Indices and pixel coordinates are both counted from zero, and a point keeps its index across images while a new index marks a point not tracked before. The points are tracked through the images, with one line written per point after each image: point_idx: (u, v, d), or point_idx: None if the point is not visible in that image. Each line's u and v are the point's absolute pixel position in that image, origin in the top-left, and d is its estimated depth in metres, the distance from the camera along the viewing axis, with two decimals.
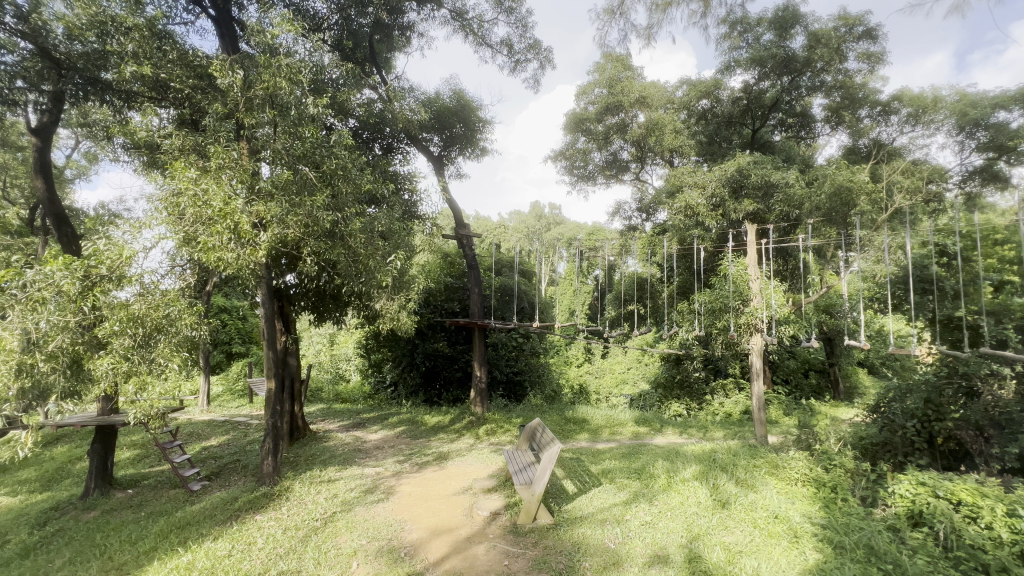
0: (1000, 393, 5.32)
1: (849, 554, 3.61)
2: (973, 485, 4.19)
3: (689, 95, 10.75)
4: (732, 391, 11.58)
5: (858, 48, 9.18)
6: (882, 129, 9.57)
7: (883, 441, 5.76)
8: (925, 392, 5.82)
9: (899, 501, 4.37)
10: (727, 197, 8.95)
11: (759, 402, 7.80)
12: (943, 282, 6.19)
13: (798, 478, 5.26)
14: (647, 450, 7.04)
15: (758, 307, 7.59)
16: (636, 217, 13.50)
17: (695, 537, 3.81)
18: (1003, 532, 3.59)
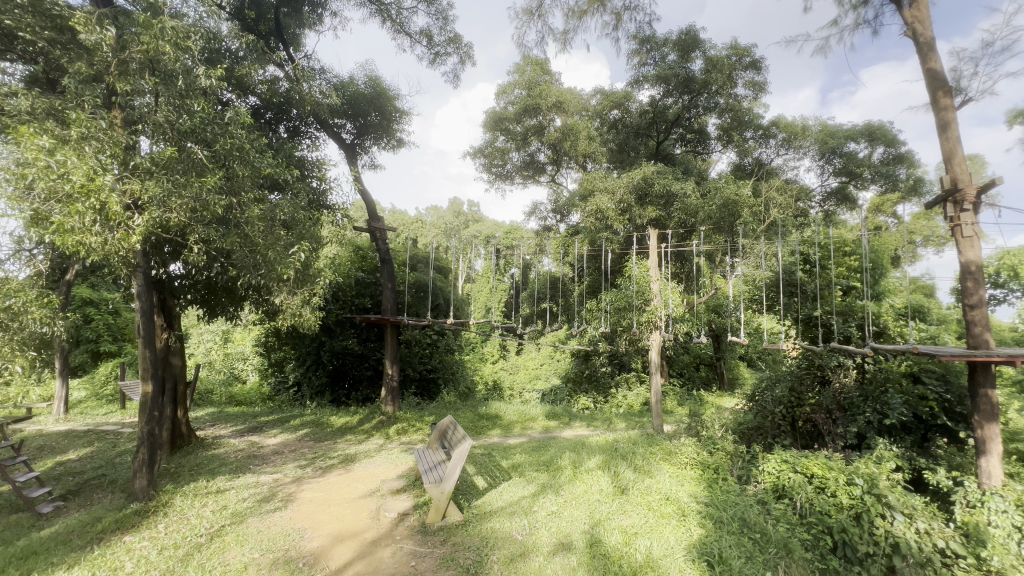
0: (844, 381, 6.29)
1: (726, 527, 4.06)
2: (823, 460, 4.90)
3: (602, 104, 11.28)
4: (634, 384, 12.45)
5: (745, 77, 10.29)
6: (763, 150, 10.95)
7: (757, 426, 6.65)
8: (789, 381, 6.72)
9: (766, 477, 4.98)
10: (634, 203, 9.54)
11: (657, 394, 8.45)
12: (806, 287, 7.16)
13: (687, 462, 5.80)
14: (555, 442, 7.33)
15: (657, 307, 8.20)
16: (551, 218, 13.93)
17: (597, 522, 4.04)
18: (843, 498, 4.24)
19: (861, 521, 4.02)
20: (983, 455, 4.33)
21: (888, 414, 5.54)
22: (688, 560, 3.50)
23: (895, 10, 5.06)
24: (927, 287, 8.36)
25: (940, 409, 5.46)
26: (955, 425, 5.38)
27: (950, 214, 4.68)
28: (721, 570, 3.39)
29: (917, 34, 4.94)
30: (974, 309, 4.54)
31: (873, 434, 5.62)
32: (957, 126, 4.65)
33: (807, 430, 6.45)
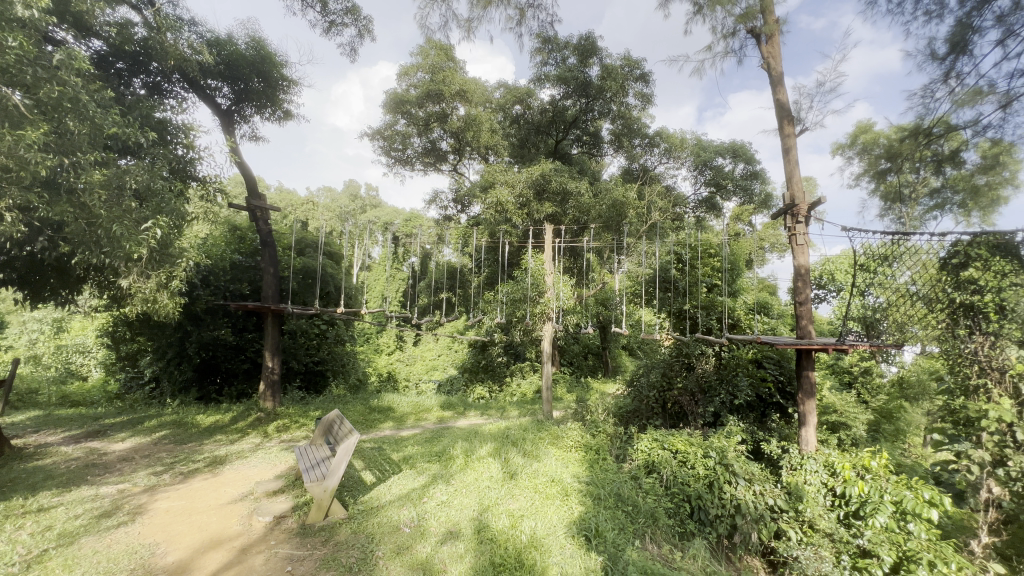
0: (705, 367, 7.13)
1: (604, 503, 4.42)
2: (685, 437, 5.54)
3: (505, 99, 11.46)
4: (527, 372, 12.95)
5: (636, 88, 11.11)
6: (648, 157, 11.93)
7: (634, 409, 7.41)
8: (661, 368, 7.50)
9: (639, 455, 5.49)
10: (532, 198, 9.82)
11: (548, 382, 8.86)
12: (678, 283, 7.99)
13: (572, 445, 6.18)
14: (449, 432, 7.34)
15: (550, 299, 8.57)
16: (452, 207, 13.78)
17: (486, 508, 4.12)
18: (700, 469, 4.84)
19: (713, 488, 4.64)
20: (803, 427, 5.21)
21: (736, 395, 6.49)
22: (568, 537, 3.73)
23: (755, 45, 5.82)
24: (770, 287, 9.84)
25: (775, 389, 6.57)
26: (785, 402, 6.51)
27: (789, 225, 5.53)
28: (597, 542, 3.68)
29: (770, 68, 5.73)
30: (802, 305, 5.44)
31: (726, 412, 6.49)
32: (797, 151, 5.50)
33: (675, 410, 7.21)
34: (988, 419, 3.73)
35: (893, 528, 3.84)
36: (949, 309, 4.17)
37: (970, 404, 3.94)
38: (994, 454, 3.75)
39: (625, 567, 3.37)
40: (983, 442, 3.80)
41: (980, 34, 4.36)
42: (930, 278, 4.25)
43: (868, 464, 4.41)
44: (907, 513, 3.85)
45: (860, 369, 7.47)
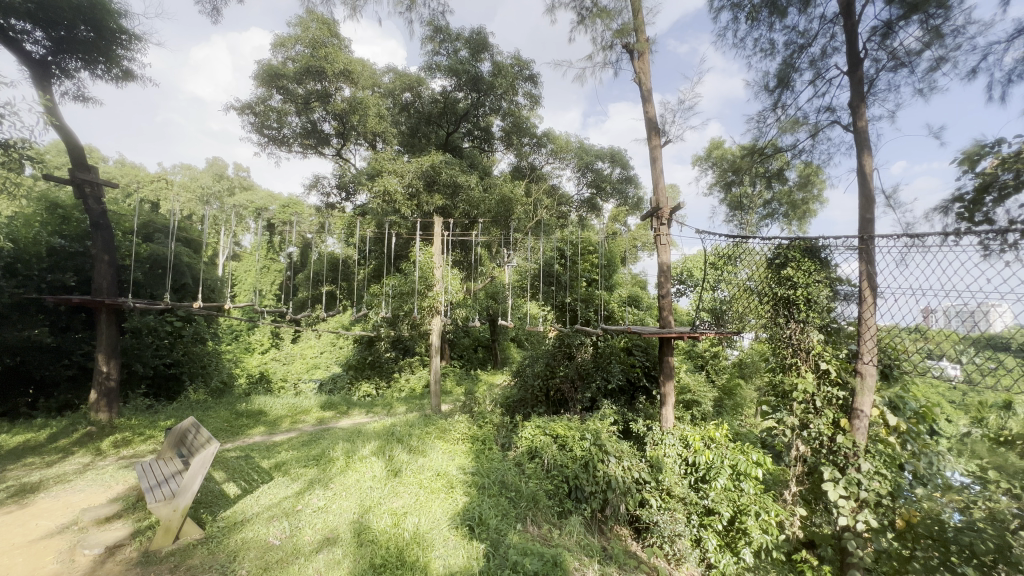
0: (584, 355, 7.67)
1: (488, 491, 4.54)
2: (564, 422, 5.90)
3: (394, 84, 11.10)
4: (416, 367, 12.78)
5: (525, 88, 11.46)
6: (536, 156, 12.38)
7: (520, 399, 7.78)
8: (545, 358, 7.90)
9: (523, 442, 5.71)
10: (422, 189, 9.60)
11: (437, 375, 8.78)
12: (561, 277, 8.49)
13: (459, 437, 6.24)
14: (328, 433, 6.92)
15: (439, 292, 8.47)
16: (335, 194, 12.88)
17: (367, 509, 3.97)
18: (576, 450, 5.19)
19: (588, 467, 5.02)
20: (664, 406, 5.82)
21: (610, 380, 7.10)
22: (452, 528, 3.76)
23: (628, 60, 6.33)
24: (640, 282, 10.89)
25: (642, 373, 7.26)
26: (650, 384, 7.22)
27: (655, 226, 6.15)
28: (480, 530, 3.76)
29: (641, 83, 6.30)
30: (664, 298, 6.11)
31: (601, 396, 7.04)
32: (662, 161, 6.13)
33: (557, 397, 7.66)
34: (798, 391, 4.56)
35: (730, 487, 4.58)
36: (772, 301, 4.92)
37: (786, 380, 4.75)
38: (800, 418, 4.62)
39: (505, 551, 3.49)
40: (794, 409, 4.64)
41: (798, 74, 5.28)
42: (761, 274, 5.00)
43: (712, 434, 5.12)
44: (740, 473, 4.64)
45: (710, 353, 8.63)
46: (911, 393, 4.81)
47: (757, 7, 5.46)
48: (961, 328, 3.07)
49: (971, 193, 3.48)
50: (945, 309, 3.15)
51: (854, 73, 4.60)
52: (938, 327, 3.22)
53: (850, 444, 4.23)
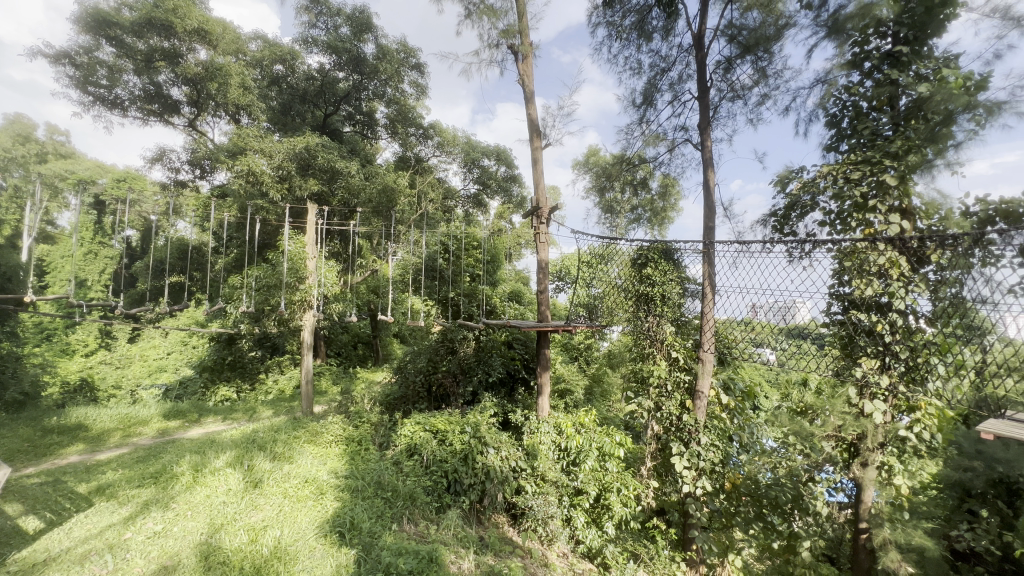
0: (467, 350, 7.69)
1: (361, 495, 4.34)
2: (445, 417, 5.86)
3: (262, 53, 10.00)
4: (286, 367, 11.72)
5: (410, 76, 11.11)
6: (422, 148, 11.72)
7: (401, 395, 7.58)
8: (428, 353, 7.79)
9: (402, 440, 5.54)
10: (294, 172, 8.79)
11: (309, 375, 8.12)
12: (444, 271, 8.44)
13: (332, 440, 5.87)
14: (173, 446, 6.00)
15: (313, 285, 7.80)
16: (185, 171, 11.16)
17: (218, 528, 3.52)
18: (456, 444, 5.20)
19: (467, 460, 5.07)
20: (540, 396, 5.99)
21: (491, 373, 7.24)
22: (319, 538, 3.51)
23: (513, 60, 6.48)
24: (522, 279, 11.27)
25: (521, 365, 7.56)
26: (529, 376, 7.57)
27: (536, 225, 6.41)
28: (351, 536, 3.58)
29: (525, 85, 6.50)
30: (542, 293, 6.41)
31: (482, 390, 7.13)
32: (542, 162, 6.40)
33: (439, 393, 7.57)
34: (654, 376, 5.12)
35: (597, 468, 4.99)
36: (635, 298, 5.42)
37: (645, 367, 5.31)
38: (655, 401, 5.19)
39: (378, 553, 3.37)
40: (651, 394, 5.21)
41: (660, 94, 5.89)
42: (627, 272, 5.48)
43: (582, 420, 5.53)
44: (605, 453, 5.11)
45: (584, 345, 9.36)
46: (739, 375, 5.69)
47: (628, 28, 5.97)
48: (777, 321, 3.71)
49: (782, 209, 4.22)
50: (765, 305, 3.77)
51: (703, 98, 5.27)
52: (760, 319, 3.84)
53: (693, 421, 4.83)
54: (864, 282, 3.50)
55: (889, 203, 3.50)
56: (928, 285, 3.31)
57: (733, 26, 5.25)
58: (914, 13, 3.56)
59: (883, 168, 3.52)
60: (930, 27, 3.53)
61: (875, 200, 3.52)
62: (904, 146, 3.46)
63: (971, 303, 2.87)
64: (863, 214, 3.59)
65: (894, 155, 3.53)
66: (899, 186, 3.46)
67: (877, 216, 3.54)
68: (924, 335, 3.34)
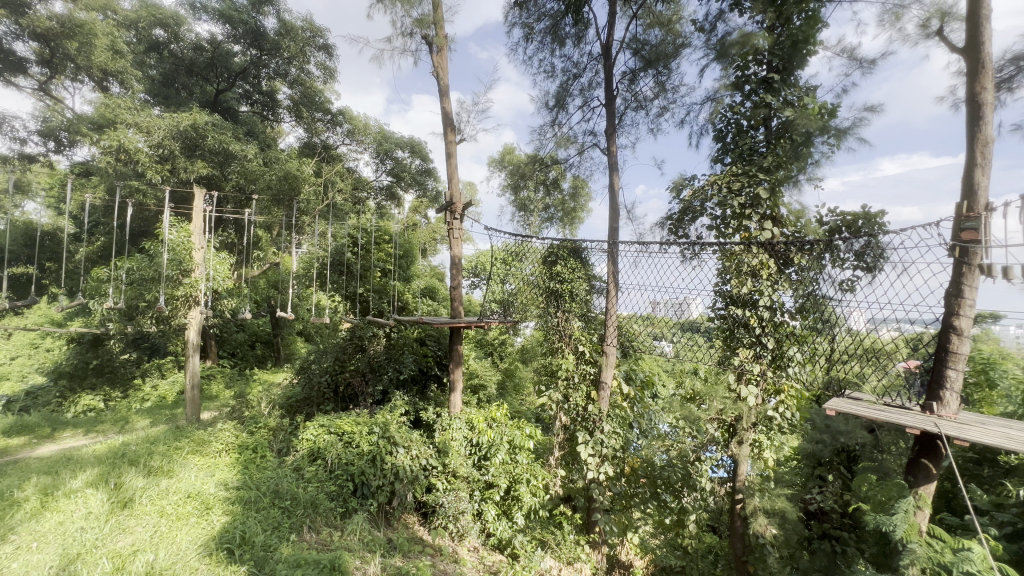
0: (376, 348, 7.41)
1: (255, 506, 4.01)
2: (352, 418, 5.58)
3: (139, 15, 8.79)
4: (168, 371, 10.46)
5: (318, 57, 10.38)
6: (330, 135, 10.81)
7: (305, 397, 7.17)
8: (334, 352, 7.40)
9: (304, 444, 5.19)
10: (179, 152, 7.86)
11: (196, 378, 7.30)
12: (352, 266, 8.05)
13: (221, 449, 5.35)
14: (14, 467, 5.08)
15: (199, 279, 7.00)
16: (36, 143, 9.44)
17: (73, 559, 3.04)
18: (364, 446, 4.98)
19: (375, 461, 4.88)
20: (451, 392, 5.93)
21: (402, 371, 6.94)
22: (202, 558, 3.19)
23: (427, 51, 6.34)
24: (436, 275, 11.08)
25: (433, 362, 7.42)
26: (441, 372, 7.44)
27: (449, 220, 6.35)
28: (241, 552, 3.30)
29: (439, 78, 6.39)
30: (456, 289, 6.35)
31: (392, 388, 6.84)
32: (457, 157, 6.35)
33: (346, 393, 7.21)
34: (562, 369, 5.33)
35: (507, 461, 5.09)
36: (546, 294, 5.57)
37: (555, 361, 5.48)
38: (563, 393, 5.38)
39: (273, 568, 3.14)
40: (560, 386, 5.39)
41: (571, 98, 6.13)
42: (538, 269, 5.61)
43: (494, 415, 5.57)
44: (516, 446, 5.22)
45: (499, 341, 9.49)
46: (640, 366, 6.10)
47: (541, 31, 6.13)
48: (672, 316, 4.07)
49: (676, 213, 4.61)
50: (662, 302, 4.10)
51: (610, 105, 5.57)
52: (659, 314, 4.19)
53: (597, 411, 5.13)
54: (742, 280, 3.92)
55: (762, 212, 3.99)
56: (791, 284, 3.81)
57: (636, 40, 5.61)
58: (783, 46, 4.07)
59: (757, 181, 3.99)
60: (795, 59, 4.05)
61: (750, 209, 3.99)
62: (774, 162, 3.94)
63: (822, 300, 3.39)
64: (742, 220, 4.03)
65: (766, 170, 4.02)
66: (770, 198, 3.95)
67: (752, 223, 4.00)
68: (789, 327, 3.82)
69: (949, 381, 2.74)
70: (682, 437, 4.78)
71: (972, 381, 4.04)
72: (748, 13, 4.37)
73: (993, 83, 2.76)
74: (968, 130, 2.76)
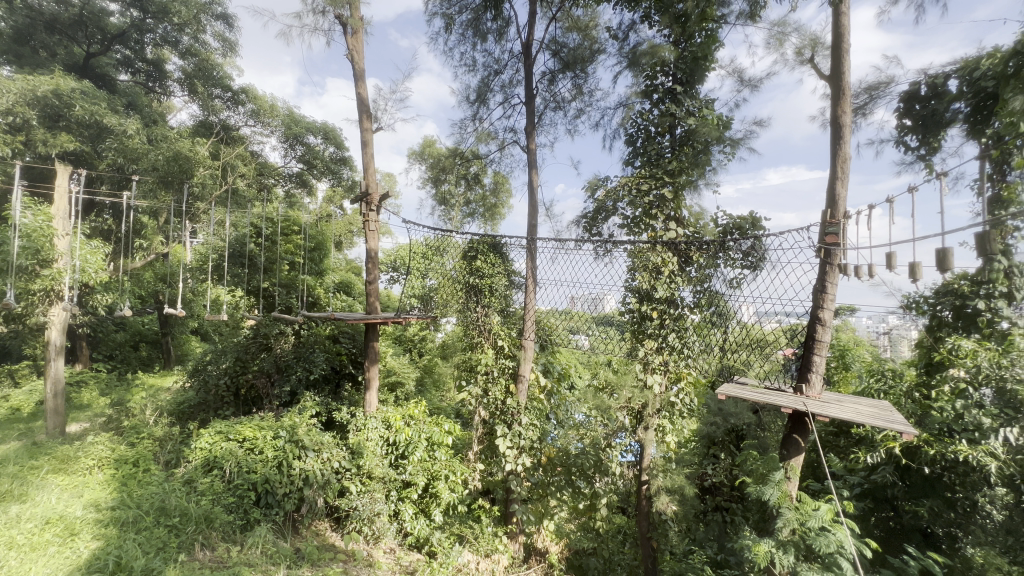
0: (284, 346, 6.89)
1: (134, 528, 3.55)
2: (255, 422, 5.15)
3: None
4: (24, 378, 8.94)
5: (215, 27, 9.38)
6: (230, 115, 9.79)
7: (200, 402, 6.55)
8: (235, 352, 6.78)
9: (197, 454, 4.69)
10: (36, 121, 6.72)
11: (59, 385, 6.30)
12: (255, 257, 7.40)
13: (92, 465, 4.67)
14: None
15: (64, 270, 6.01)
16: None
17: None
18: (268, 452, 4.61)
19: (281, 467, 4.54)
20: (368, 390, 5.58)
21: (312, 370, 6.47)
22: None
23: (341, 32, 5.99)
24: (352, 269, 10.59)
25: (347, 360, 7.01)
26: (356, 371, 7.06)
27: (365, 212, 6.07)
28: None
29: (354, 61, 6.06)
30: (372, 283, 6.09)
31: (302, 389, 6.36)
32: (373, 145, 6.08)
33: (250, 396, 6.70)
34: (482, 364, 5.28)
35: (425, 458, 5.01)
36: (465, 289, 5.46)
37: (474, 357, 5.41)
38: (482, 387, 5.36)
39: None
40: (479, 381, 5.34)
41: (491, 94, 6.14)
42: (460, 263, 5.46)
43: (411, 413, 5.44)
44: (434, 443, 5.15)
45: (419, 337, 9.30)
46: (556, 359, 6.29)
47: (462, 24, 6.06)
48: (588, 309, 4.26)
49: (591, 212, 4.81)
50: (579, 297, 4.27)
51: (530, 103, 5.66)
52: (577, 308, 4.33)
53: (515, 404, 5.22)
54: (649, 277, 4.19)
55: (667, 213, 4.29)
56: (691, 280, 4.16)
57: (556, 42, 5.74)
58: (686, 61, 4.41)
59: (663, 184, 4.30)
60: (695, 74, 4.42)
61: (657, 210, 4.27)
62: (678, 167, 4.30)
63: (718, 294, 3.74)
64: (650, 220, 4.29)
65: (671, 174, 4.34)
66: (674, 199, 4.28)
67: (659, 223, 4.29)
68: (689, 319, 4.17)
69: (815, 365, 3.16)
70: (594, 425, 5.03)
71: (833, 364, 4.69)
72: (656, 26, 4.66)
73: (851, 107, 3.20)
74: (832, 146, 3.18)
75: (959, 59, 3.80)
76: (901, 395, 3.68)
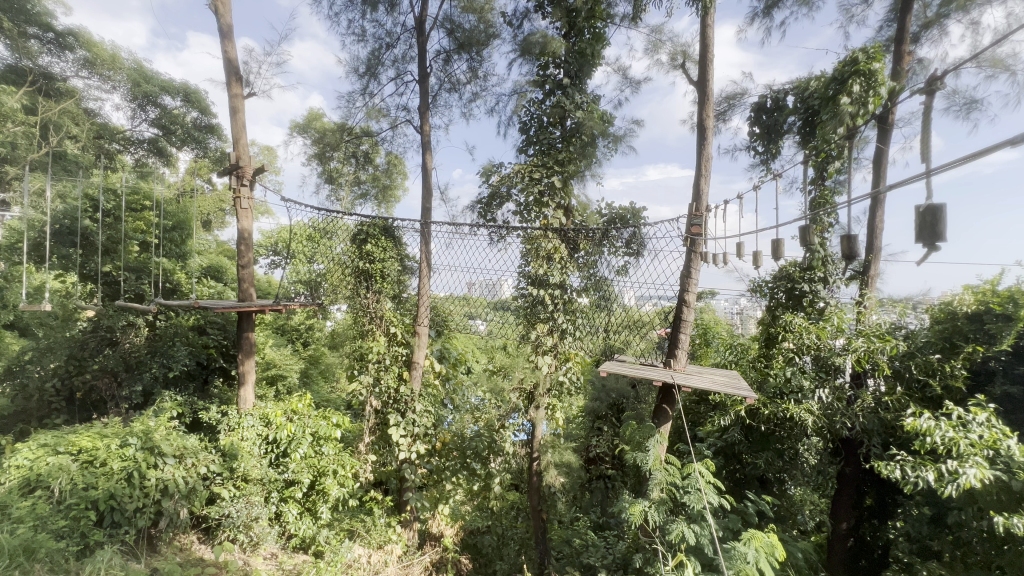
0: (133, 341, 5.93)
1: None
2: (96, 431, 4.38)
3: None
4: None
5: None
6: (52, 61, 8.09)
7: (17, 411, 5.48)
8: (67, 349, 5.70)
9: (12, 474, 3.83)
10: None
11: None
12: (91, 236, 6.19)
13: None
14: None
15: None
16: None
17: None
18: (114, 463, 3.95)
19: (131, 481, 3.91)
20: (242, 386, 5.02)
21: (172, 367, 5.56)
22: None
23: None
24: (223, 252, 9.46)
25: (216, 354, 6.18)
26: (227, 365, 6.28)
27: (235, 186, 5.38)
28: None
29: (218, 14, 5.29)
30: (246, 267, 5.45)
31: (157, 389, 5.48)
32: (244, 113, 5.41)
33: (89, 400, 5.70)
34: (373, 353, 5.03)
35: (310, 454, 4.66)
36: (355, 274, 5.10)
37: (364, 345, 5.12)
38: (374, 376, 5.11)
39: None
40: (370, 369, 5.10)
41: (383, 69, 5.81)
42: (350, 246, 5.11)
43: (294, 406, 4.94)
44: (320, 438, 4.79)
45: (304, 326, 8.62)
46: (453, 344, 6.15)
47: None
48: (487, 295, 4.33)
49: (486, 197, 4.81)
50: (476, 282, 4.29)
51: (424, 82, 5.46)
52: (474, 294, 4.35)
53: (410, 392, 5.09)
54: (541, 263, 4.30)
55: (557, 202, 4.46)
56: (578, 265, 4.36)
57: (450, 21, 5.57)
58: (576, 55, 4.57)
59: (553, 173, 4.46)
60: (585, 69, 4.61)
61: (548, 198, 4.41)
62: (567, 157, 4.49)
63: (604, 281, 4.00)
64: (541, 207, 4.41)
65: (561, 163, 4.51)
66: (563, 189, 4.45)
67: (549, 211, 4.42)
68: (577, 303, 4.38)
69: (681, 342, 3.57)
70: (487, 408, 5.27)
71: (697, 341, 5.30)
72: (548, 18, 4.74)
73: (714, 112, 3.58)
74: (698, 147, 3.54)
75: (795, 80, 4.48)
76: (747, 366, 4.25)
